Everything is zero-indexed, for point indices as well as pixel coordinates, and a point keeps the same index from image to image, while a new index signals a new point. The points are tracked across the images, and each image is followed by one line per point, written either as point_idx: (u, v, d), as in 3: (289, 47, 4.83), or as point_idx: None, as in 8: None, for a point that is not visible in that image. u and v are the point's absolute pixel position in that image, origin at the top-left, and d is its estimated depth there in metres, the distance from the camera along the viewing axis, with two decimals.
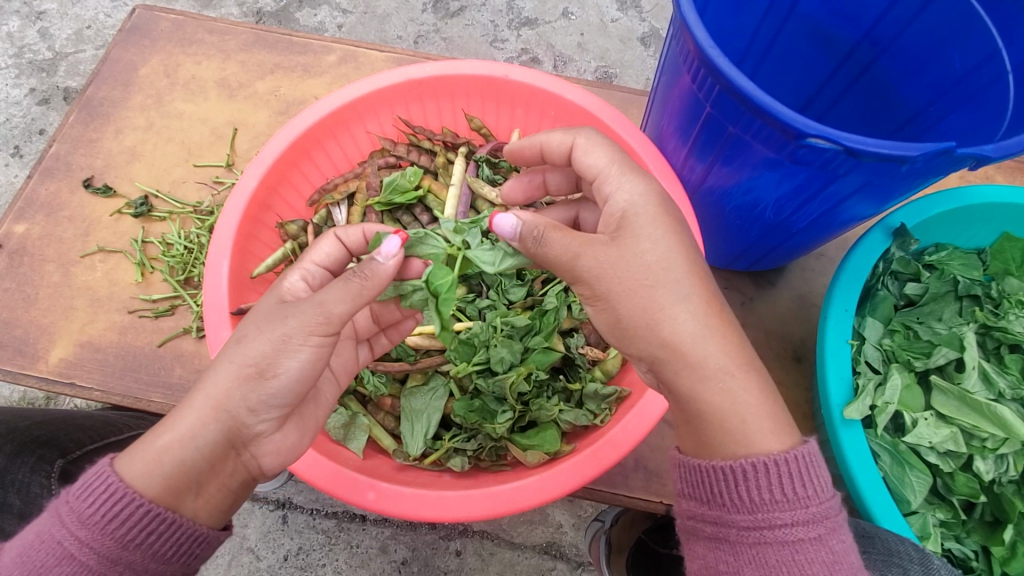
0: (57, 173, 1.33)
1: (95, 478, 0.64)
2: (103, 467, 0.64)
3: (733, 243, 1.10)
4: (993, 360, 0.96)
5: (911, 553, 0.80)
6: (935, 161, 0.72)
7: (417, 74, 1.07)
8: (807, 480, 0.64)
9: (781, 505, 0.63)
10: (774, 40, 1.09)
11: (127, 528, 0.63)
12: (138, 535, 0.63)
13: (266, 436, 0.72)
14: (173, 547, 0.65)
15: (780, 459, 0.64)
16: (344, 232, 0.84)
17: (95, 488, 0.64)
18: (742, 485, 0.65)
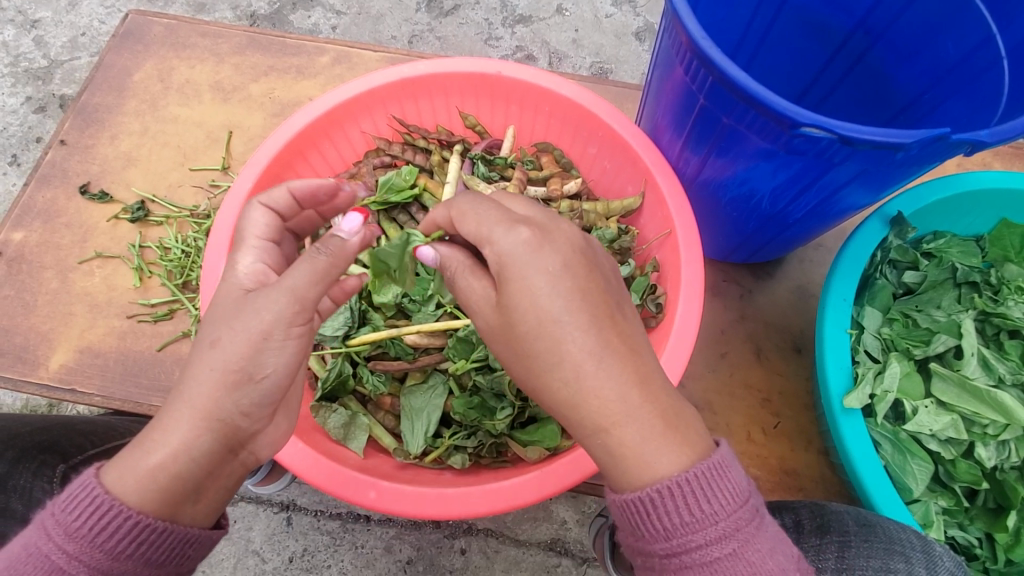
0: (53, 180, 1.33)
1: (80, 489, 0.64)
2: (88, 481, 0.64)
3: (731, 235, 1.09)
4: (992, 346, 0.96)
5: (913, 540, 0.81)
6: (930, 148, 0.72)
7: (410, 73, 1.07)
8: (711, 496, 0.58)
9: (692, 527, 0.58)
10: (768, 31, 1.08)
11: (120, 538, 0.63)
12: (130, 547, 0.64)
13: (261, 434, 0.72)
14: (168, 554, 0.66)
15: (680, 480, 0.58)
16: (266, 198, 0.82)
17: (81, 500, 0.63)
18: (649, 514, 0.59)
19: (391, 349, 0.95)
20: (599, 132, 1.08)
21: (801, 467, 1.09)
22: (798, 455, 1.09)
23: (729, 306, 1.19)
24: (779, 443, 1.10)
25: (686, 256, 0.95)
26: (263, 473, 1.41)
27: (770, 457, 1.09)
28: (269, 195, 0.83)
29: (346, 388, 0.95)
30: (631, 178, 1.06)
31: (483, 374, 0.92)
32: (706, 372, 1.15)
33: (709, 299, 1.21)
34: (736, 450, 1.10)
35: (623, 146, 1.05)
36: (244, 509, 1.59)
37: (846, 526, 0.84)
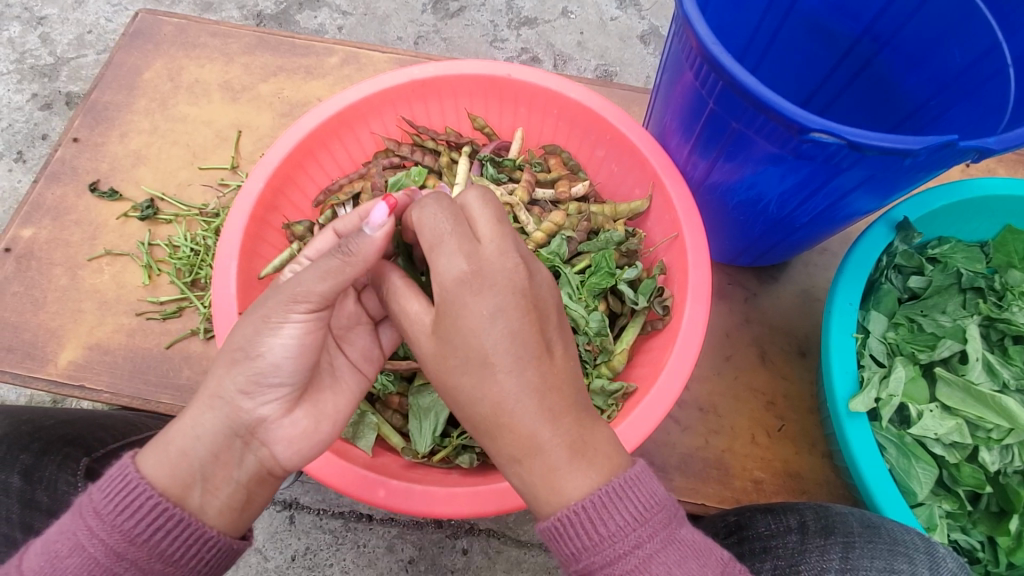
0: (63, 178, 1.34)
1: (119, 477, 0.66)
2: (131, 473, 0.66)
3: (737, 238, 1.10)
4: (996, 351, 0.97)
5: (916, 541, 0.82)
6: (938, 154, 0.73)
7: (420, 74, 1.08)
8: (610, 517, 0.60)
9: (596, 549, 0.61)
10: (775, 37, 1.10)
11: (165, 539, 0.66)
12: (182, 552, 0.66)
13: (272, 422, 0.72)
14: (215, 565, 0.69)
15: (580, 507, 0.61)
16: (340, 225, 0.82)
17: (124, 492, 0.65)
18: (566, 539, 0.62)
19: (400, 348, 0.96)
20: (607, 135, 1.08)
21: (805, 469, 1.09)
22: (802, 458, 1.10)
23: (735, 309, 1.20)
24: (782, 446, 1.11)
25: (694, 259, 0.96)
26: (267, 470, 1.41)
27: (775, 459, 1.10)
28: (344, 221, 0.83)
29: None
30: (638, 181, 1.07)
31: None
32: (711, 375, 1.16)
33: (715, 302, 1.21)
34: (740, 453, 1.10)
35: (631, 149, 1.05)
36: None
37: (850, 527, 0.85)
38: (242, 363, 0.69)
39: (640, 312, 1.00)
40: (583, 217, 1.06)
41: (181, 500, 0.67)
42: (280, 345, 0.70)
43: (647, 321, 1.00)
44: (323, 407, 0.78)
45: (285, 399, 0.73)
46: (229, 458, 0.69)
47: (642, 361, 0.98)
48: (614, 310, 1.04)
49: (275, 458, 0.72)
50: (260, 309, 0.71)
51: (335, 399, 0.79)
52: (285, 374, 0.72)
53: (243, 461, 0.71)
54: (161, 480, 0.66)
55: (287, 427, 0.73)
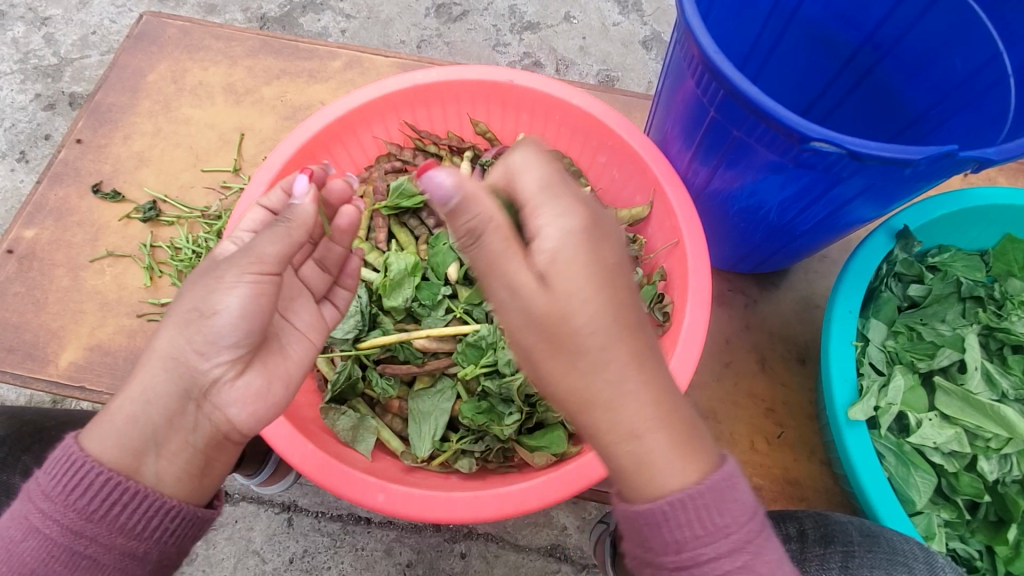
0: (65, 179, 1.34)
1: (64, 455, 0.67)
2: (76, 452, 0.66)
3: (737, 246, 1.11)
4: (995, 360, 0.97)
5: (915, 551, 0.81)
6: (937, 165, 0.73)
7: (423, 80, 1.09)
8: (724, 509, 0.60)
9: (704, 540, 0.60)
10: (777, 44, 1.10)
11: (121, 512, 0.66)
12: (142, 523, 0.67)
13: (222, 380, 0.69)
14: (179, 531, 0.69)
15: (695, 493, 0.60)
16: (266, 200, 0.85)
17: (69, 470, 0.66)
18: (671, 526, 0.60)
19: (401, 352, 0.95)
20: (609, 142, 1.09)
21: (804, 476, 1.10)
22: (801, 464, 1.10)
23: (735, 315, 1.21)
24: (782, 453, 1.11)
25: (694, 266, 0.96)
26: (266, 472, 1.45)
27: (773, 466, 1.10)
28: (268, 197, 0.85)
29: (355, 391, 0.95)
30: (638, 187, 1.08)
31: (492, 380, 0.91)
32: (711, 382, 1.16)
33: (715, 308, 1.22)
34: (740, 460, 1.11)
35: (632, 156, 1.06)
36: (245, 509, 1.61)
37: (850, 535, 0.85)
38: (196, 323, 0.68)
39: None
40: None
41: (136, 471, 0.67)
42: (233, 302, 0.68)
43: None
44: (275, 366, 0.75)
45: (238, 356, 0.70)
46: (183, 421, 0.68)
47: None
48: None
49: (230, 420, 0.70)
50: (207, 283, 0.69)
51: (286, 362, 0.76)
52: (236, 335, 0.69)
53: (197, 424, 0.69)
54: (110, 453, 0.66)
55: (241, 388, 0.70)
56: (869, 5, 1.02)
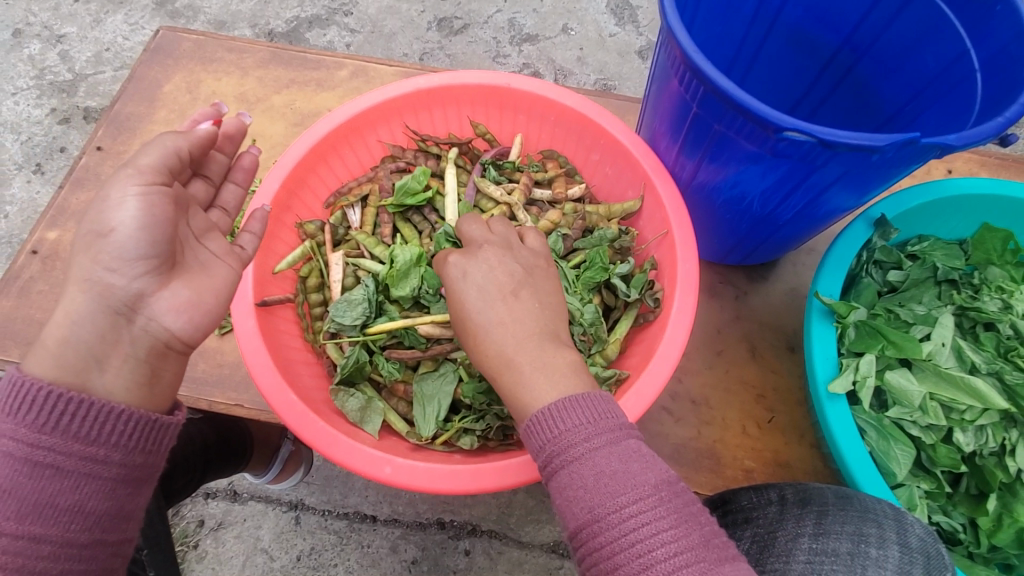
0: (87, 184, 1.41)
1: (10, 386, 0.69)
2: (13, 376, 0.70)
3: (725, 237, 1.16)
4: (969, 338, 1.01)
5: (886, 509, 0.87)
6: (903, 151, 0.78)
7: (425, 84, 1.15)
8: (582, 412, 0.74)
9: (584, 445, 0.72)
10: (761, 48, 1.18)
11: (74, 421, 0.70)
12: (98, 431, 0.71)
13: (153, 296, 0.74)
14: (98, 430, 0.71)
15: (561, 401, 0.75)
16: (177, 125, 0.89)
17: (14, 394, 0.69)
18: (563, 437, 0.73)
19: (406, 337, 1.00)
20: (602, 140, 1.15)
21: (794, 459, 1.14)
22: (792, 447, 1.14)
23: (725, 306, 1.25)
24: (772, 436, 1.15)
25: (682, 254, 1.01)
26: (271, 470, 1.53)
27: (764, 449, 1.14)
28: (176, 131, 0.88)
29: (363, 374, 1.00)
30: (630, 183, 1.14)
31: None
32: (703, 370, 1.20)
33: (707, 300, 1.27)
34: (732, 443, 1.15)
35: (624, 152, 1.12)
36: (253, 508, 1.65)
37: (825, 497, 0.91)
38: (97, 242, 0.72)
39: (633, 304, 1.07)
40: (578, 216, 1.13)
41: (84, 386, 0.71)
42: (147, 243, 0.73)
43: (639, 314, 1.07)
44: (200, 281, 0.79)
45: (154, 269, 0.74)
46: (117, 337, 0.73)
47: (635, 351, 1.03)
48: (608, 304, 1.09)
49: (167, 329, 0.75)
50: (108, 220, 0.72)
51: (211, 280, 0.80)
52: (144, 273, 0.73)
53: (134, 338, 0.73)
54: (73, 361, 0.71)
55: (168, 299, 0.75)
56: (846, 8, 1.08)
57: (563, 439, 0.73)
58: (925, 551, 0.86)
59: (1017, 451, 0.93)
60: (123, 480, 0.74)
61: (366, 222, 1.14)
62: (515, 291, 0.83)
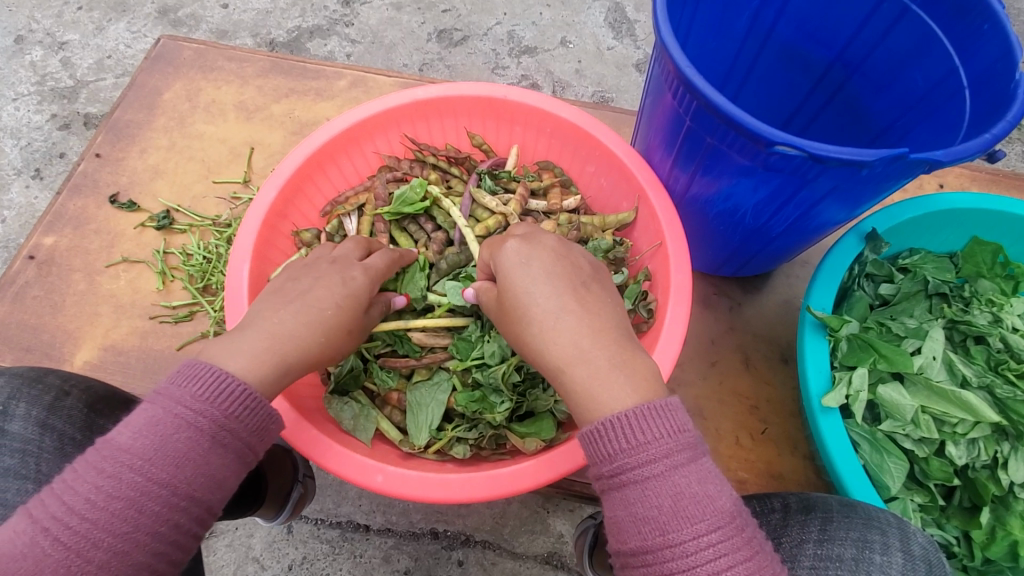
0: (84, 190, 1.42)
1: (207, 372, 0.72)
2: (216, 367, 0.72)
3: (718, 249, 1.17)
4: (960, 352, 1.01)
5: (888, 518, 0.86)
6: (892, 166, 0.79)
7: (423, 95, 1.17)
8: (647, 428, 0.66)
9: (645, 466, 0.65)
10: (755, 63, 1.20)
11: (246, 413, 0.73)
12: (255, 424, 0.74)
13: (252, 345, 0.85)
14: (258, 425, 0.74)
15: (625, 414, 0.67)
16: None
17: (205, 382, 0.71)
18: (625, 455, 0.66)
19: (401, 346, 1.01)
20: (597, 151, 1.16)
21: (787, 471, 1.14)
22: (784, 459, 1.15)
23: (719, 318, 1.26)
24: (765, 448, 1.16)
25: (675, 266, 1.02)
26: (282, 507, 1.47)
27: (758, 461, 1.15)
28: None
29: (358, 383, 0.99)
30: (625, 195, 1.15)
31: (482, 371, 0.96)
32: (697, 381, 1.21)
33: (701, 311, 1.27)
34: (725, 454, 1.15)
35: (618, 164, 1.13)
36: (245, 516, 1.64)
37: (829, 505, 0.88)
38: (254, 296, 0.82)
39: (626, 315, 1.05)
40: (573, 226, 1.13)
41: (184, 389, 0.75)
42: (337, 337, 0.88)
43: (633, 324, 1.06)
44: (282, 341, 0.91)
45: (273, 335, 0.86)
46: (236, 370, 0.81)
47: None
48: None
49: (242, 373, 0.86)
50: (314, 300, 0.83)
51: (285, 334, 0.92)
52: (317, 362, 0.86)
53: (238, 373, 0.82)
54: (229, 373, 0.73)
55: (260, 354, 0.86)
56: (838, 25, 1.10)
57: (637, 456, 0.65)
58: (928, 560, 0.85)
59: (1010, 464, 0.92)
60: (249, 471, 0.75)
61: (362, 231, 1.15)
62: (579, 290, 0.77)
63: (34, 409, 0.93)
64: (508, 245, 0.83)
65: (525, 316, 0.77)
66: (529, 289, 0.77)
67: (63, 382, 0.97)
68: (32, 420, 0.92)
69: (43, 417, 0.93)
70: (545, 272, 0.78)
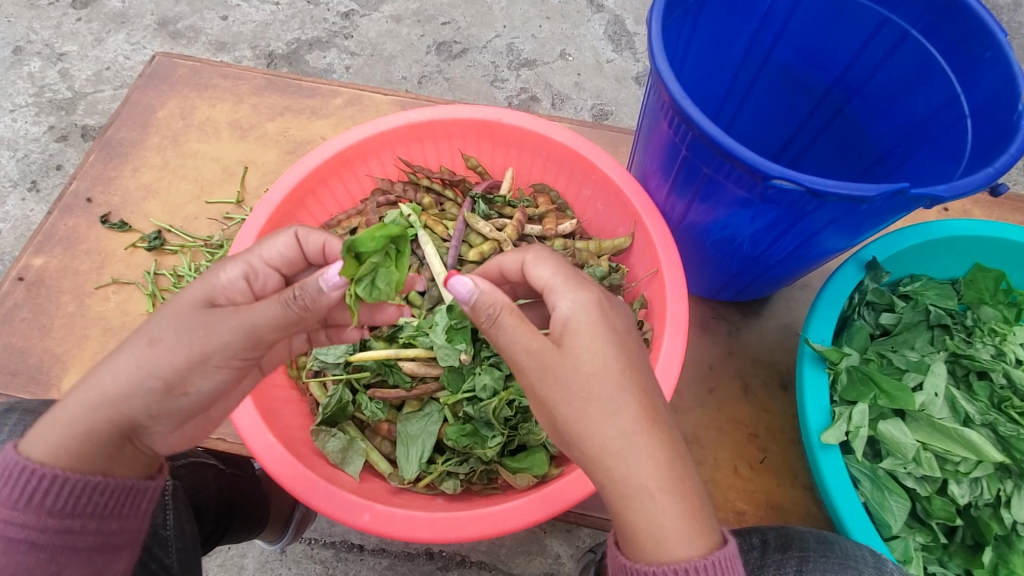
0: (75, 209, 1.40)
1: (11, 466, 0.72)
2: (17, 456, 0.72)
3: (716, 276, 1.15)
4: (963, 386, 0.99)
5: (866, 556, 0.85)
6: (893, 200, 0.78)
7: (417, 118, 1.15)
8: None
9: None
10: (752, 85, 1.19)
11: (53, 498, 0.72)
12: (73, 504, 0.73)
13: (158, 432, 0.77)
14: (77, 506, 0.73)
15: (700, 565, 0.63)
16: (303, 234, 0.86)
17: (2, 470, 0.72)
18: None
19: (391, 376, 0.99)
20: (593, 176, 1.15)
21: (787, 502, 1.12)
22: (784, 489, 1.12)
23: (717, 343, 1.24)
24: (765, 477, 1.13)
25: (671, 294, 1.00)
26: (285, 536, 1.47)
27: (757, 491, 1.12)
28: (308, 235, 0.87)
29: (346, 414, 0.98)
30: (621, 220, 1.13)
31: (473, 405, 0.94)
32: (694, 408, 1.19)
33: (699, 335, 1.25)
34: (723, 484, 1.13)
35: (614, 189, 1.11)
36: None
37: (807, 541, 0.88)
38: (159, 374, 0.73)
39: None
40: (568, 253, 1.12)
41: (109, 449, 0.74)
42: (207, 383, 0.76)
43: None
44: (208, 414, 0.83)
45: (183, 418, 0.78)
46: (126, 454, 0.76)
47: None
48: None
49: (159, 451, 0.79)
50: (185, 336, 0.74)
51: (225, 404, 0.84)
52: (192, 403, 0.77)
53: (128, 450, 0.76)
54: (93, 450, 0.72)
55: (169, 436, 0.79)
56: (837, 49, 1.09)
57: None
58: None
59: (1012, 503, 0.90)
60: (101, 547, 0.77)
61: None
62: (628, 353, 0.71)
63: None
64: (581, 298, 0.74)
65: (566, 361, 0.69)
66: (588, 352, 0.70)
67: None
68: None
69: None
70: (616, 348, 0.70)
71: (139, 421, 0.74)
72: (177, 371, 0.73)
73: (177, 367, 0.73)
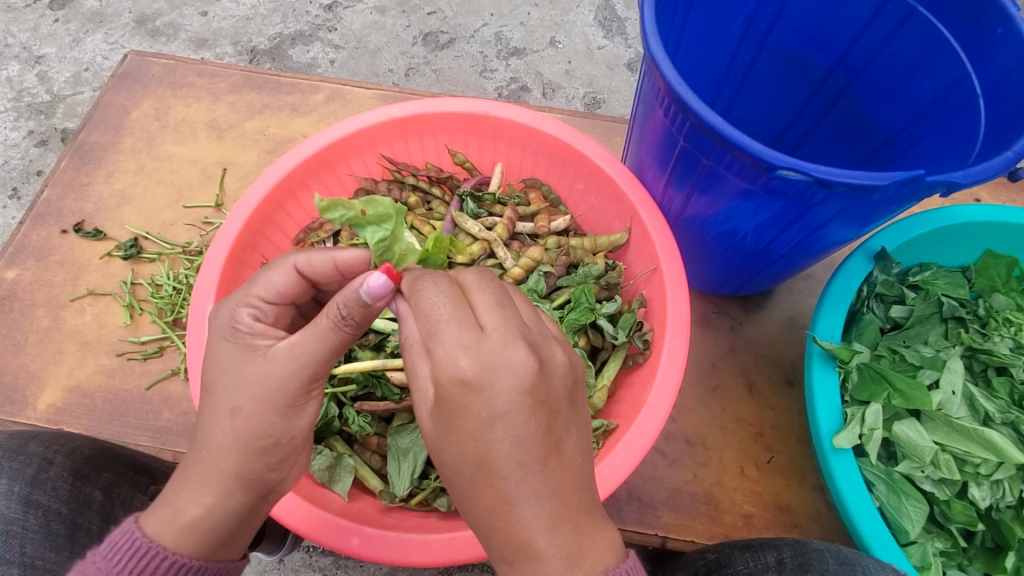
0: (47, 219, 1.34)
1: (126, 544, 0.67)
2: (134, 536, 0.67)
3: (717, 270, 1.10)
4: (981, 383, 0.95)
5: None
6: (906, 189, 0.73)
7: (399, 113, 1.09)
8: None
9: None
10: (750, 69, 1.13)
11: None
12: None
13: (285, 481, 0.76)
14: None
15: None
16: (304, 262, 0.74)
17: (128, 553, 0.66)
18: None
19: (379, 389, 0.94)
20: (586, 169, 1.09)
21: (795, 503, 1.07)
22: (792, 490, 1.08)
23: (719, 338, 1.19)
24: (773, 478, 1.09)
25: (671, 292, 0.95)
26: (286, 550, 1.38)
27: (764, 492, 1.08)
28: (308, 257, 0.74)
29: (332, 429, 0.95)
30: (617, 214, 1.08)
31: None
32: (697, 408, 1.14)
33: (700, 331, 1.20)
34: (730, 487, 1.08)
35: (609, 182, 1.06)
36: None
37: (825, 562, 0.83)
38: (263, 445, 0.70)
39: (621, 346, 1.00)
40: (562, 251, 1.07)
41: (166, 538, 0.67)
42: (299, 423, 0.73)
43: (628, 355, 1.00)
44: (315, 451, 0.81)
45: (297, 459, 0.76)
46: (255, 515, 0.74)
47: (625, 397, 0.97)
48: (595, 345, 1.03)
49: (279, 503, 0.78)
50: (272, 391, 0.69)
51: None
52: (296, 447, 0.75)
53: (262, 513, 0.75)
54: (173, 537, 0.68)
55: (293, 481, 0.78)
56: (839, 28, 1.03)
57: None
58: None
59: None
60: None
61: None
62: None
63: (18, 484, 0.90)
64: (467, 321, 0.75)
65: None
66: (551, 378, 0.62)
67: (46, 449, 0.92)
68: (16, 497, 0.90)
69: (26, 493, 0.90)
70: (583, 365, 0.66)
71: (259, 480, 0.72)
72: (274, 424, 0.70)
73: (271, 421, 0.69)
